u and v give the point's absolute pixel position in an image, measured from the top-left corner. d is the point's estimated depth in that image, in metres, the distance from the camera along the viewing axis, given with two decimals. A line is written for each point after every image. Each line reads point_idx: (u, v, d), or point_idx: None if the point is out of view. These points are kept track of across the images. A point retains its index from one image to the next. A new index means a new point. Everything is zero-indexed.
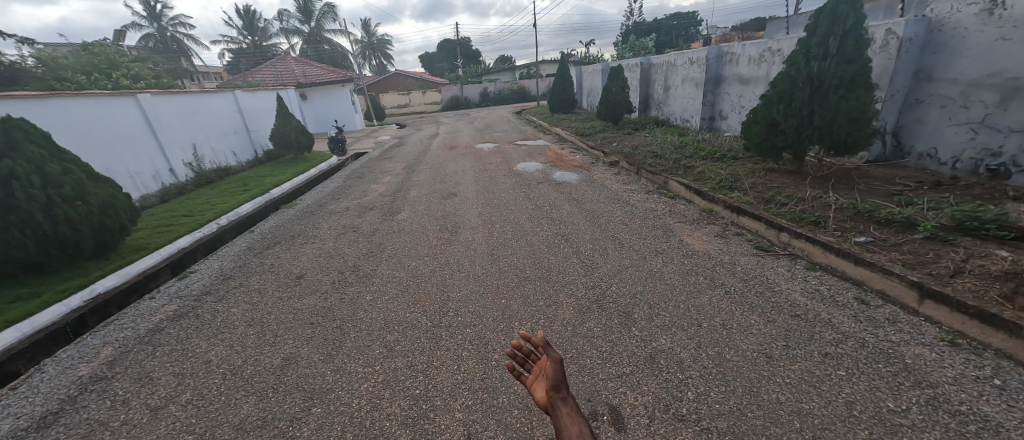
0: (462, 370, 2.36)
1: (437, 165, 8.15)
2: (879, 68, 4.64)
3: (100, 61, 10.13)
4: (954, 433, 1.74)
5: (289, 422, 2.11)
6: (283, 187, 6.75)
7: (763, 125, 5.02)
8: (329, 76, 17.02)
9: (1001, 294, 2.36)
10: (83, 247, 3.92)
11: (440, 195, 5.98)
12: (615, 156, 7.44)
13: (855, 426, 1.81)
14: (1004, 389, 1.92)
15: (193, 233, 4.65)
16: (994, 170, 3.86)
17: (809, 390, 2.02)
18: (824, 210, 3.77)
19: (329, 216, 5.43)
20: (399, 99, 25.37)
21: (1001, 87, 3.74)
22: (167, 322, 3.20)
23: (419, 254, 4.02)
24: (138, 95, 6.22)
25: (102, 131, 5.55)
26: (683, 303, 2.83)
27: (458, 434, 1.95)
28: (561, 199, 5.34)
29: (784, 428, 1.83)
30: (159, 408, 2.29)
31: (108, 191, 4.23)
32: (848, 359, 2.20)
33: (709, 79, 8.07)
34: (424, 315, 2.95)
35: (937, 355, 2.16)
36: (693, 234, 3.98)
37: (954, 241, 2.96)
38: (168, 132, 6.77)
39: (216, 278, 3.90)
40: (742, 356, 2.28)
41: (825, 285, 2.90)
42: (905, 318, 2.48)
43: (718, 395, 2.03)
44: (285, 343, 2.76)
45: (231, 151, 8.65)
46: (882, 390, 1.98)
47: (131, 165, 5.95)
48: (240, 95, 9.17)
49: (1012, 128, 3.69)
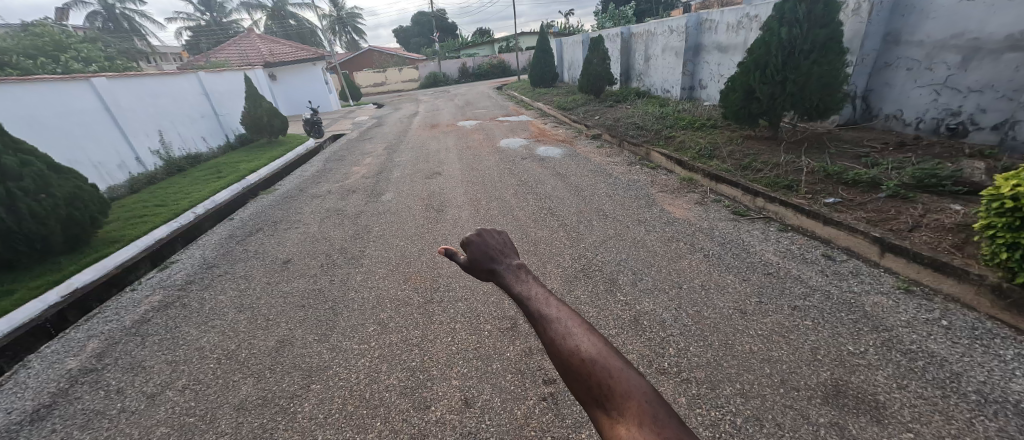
0: (456, 341, 2.45)
1: (419, 145, 8.04)
2: (850, 32, 4.74)
3: (44, 42, 9.47)
4: (904, 369, 1.92)
5: (289, 399, 2.17)
6: (260, 172, 6.61)
7: (740, 93, 5.11)
8: (298, 54, 16.38)
9: (953, 244, 2.55)
10: (53, 241, 3.80)
11: (424, 174, 5.95)
12: (597, 128, 7.50)
13: (818, 368, 1.98)
14: (949, 328, 2.12)
15: (170, 223, 4.55)
16: (953, 129, 4.06)
17: (778, 339, 2.18)
18: (796, 174, 3.94)
19: (311, 200, 5.36)
20: (374, 76, 24.57)
21: (963, 47, 3.89)
22: (153, 312, 3.17)
23: (407, 233, 4.05)
24: (92, 79, 5.88)
25: (58, 120, 5.25)
26: (665, 267, 2.97)
27: (455, 400, 2.04)
28: (545, 173, 5.41)
29: (755, 374, 1.98)
30: (155, 394, 2.31)
31: (72, 184, 4.08)
32: (814, 310, 2.37)
33: (689, 48, 8.10)
34: (415, 292, 3.01)
35: (893, 302, 2.34)
36: (674, 203, 4.10)
37: (914, 198, 3.15)
38: (130, 119, 6.47)
39: (199, 267, 3.85)
40: (719, 313, 2.43)
41: (795, 244, 3.07)
42: (866, 270, 2.67)
43: (697, 350, 2.17)
44: (279, 326, 2.80)
45: (200, 137, 8.32)
46: (844, 336, 2.15)
47: (93, 155, 5.68)
48: (204, 77, 8.80)
49: (971, 88, 3.88)
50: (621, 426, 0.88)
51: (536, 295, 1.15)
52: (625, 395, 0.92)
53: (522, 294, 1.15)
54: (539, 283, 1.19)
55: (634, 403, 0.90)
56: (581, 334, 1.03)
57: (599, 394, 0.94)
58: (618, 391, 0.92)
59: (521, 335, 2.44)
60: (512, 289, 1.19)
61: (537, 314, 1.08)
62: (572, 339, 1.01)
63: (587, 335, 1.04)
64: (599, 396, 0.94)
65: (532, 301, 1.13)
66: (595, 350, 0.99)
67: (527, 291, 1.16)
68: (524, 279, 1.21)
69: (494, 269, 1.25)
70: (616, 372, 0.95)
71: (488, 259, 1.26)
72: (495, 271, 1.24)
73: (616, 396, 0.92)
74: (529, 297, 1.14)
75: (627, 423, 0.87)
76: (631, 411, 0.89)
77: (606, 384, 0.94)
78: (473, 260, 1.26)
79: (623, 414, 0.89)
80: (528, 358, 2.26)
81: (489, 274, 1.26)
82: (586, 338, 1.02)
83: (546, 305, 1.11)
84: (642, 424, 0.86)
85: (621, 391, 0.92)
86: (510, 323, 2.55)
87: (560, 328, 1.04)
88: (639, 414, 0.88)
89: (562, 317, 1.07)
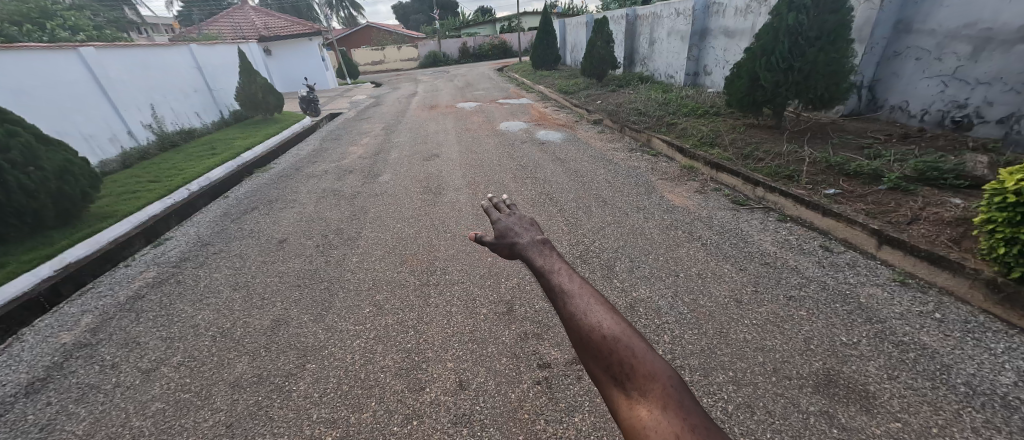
0: (452, 325, 2.45)
1: (417, 126, 7.94)
2: (861, 19, 4.64)
3: (31, 9, 9.17)
4: (896, 360, 1.94)
5: (285, 378, 2.17)
6: (255, 150, 6.51)
7: (745, 80, 5.03)
8: (295, 28, 15.99)
9: (950, 238, 2.55)
10: (44, 215, 3.74)
11: (422, 156, 5.89)
12: (598, 113, 7.41)
13: (811, 358, 2.00)
14: (942, 321, 2.13)
15: (164, 200, 4.49)
16: (958, 122, 4.02)
17: (773, 329, 2.19)
18: (798, 164, 3.91)
19: (307, 180, 5.30)
20: (372, 54, 24.12)
21: (975, 38, 3.83)
22: (147, 288, 3.15)
23: (404, 215, 4.02)
24: (80, 49, 5.73)
25: (45, 90, 5.12)
26: (662, 255, 2.96)
27: (450, 382, 2.05)
28: (544, 158, 5.36)
29: (748, 362, 2.00)
30: (150, 370, 2.31)
31: (61, 157, 4.00)
32: (809, 300, 2.38)
33: (695, 32, 7.95)
34: (411, 274, 3.01)
35: (888, 294, 2.36)
36: (674, 191, 4.08)
37: (914, 191, 3.14)
38: (121, 91, 6.33)
39: (193, 244, 3.82)
40: (714, 301, 2.44)
41: (793, 235, 3.07)
42: (863, 262, 2.68)
43: (691, 337, 2.18)
44: (274, 305, 2.79)
45: (194, 112, 8.18)
46: (838, 327, 2.17)
47: (84, 127, 5.57)
48: (196, 49, 8.60)
49: (979, 80, 3.83)
50: (642, 407, 0.85)
51: (557, 270, 1.13)
52: (647, 377, 0.89)
53: (543, 268, 1.14)
54: (561, 259, 1.18)
55: (658, 386, 0.87)
56: (603, 312, 1.01)
57: (619, 374, 0.91)
58: (642, 372, 0.89)
59: (517, 320, 2.44)
60: (533, 262, 1.17)
61: (559, 288, 1.07)
62: (593, 316, 0.99)
63: (609, 314, 1.01)
64: (619, 375, 0.91)
65: (554, 275, 1.12)
66: (618, 329, 0.97)
67: (548, 265, 1.16)
68: (546, 254, 1.20)
69: (516, 242, 1.24)
70: (639, 354, 0.93)
71: (511, 231, 1.26)
72: (517, 243, 1.24)
73: (639, 377, 0.89)
74: (550, 271, 1.13)
75: (649, 405, 0.84)
76: (654, 394, 0.86)
77: (628, 364, 0.91)
78: (497, 234, 1.26)
79: (645, 395, 0.86)
80: (523, 342, 2.26)
81: (510, 246, 1.25)
82: (608, 317, 1.00)
83: (567, 280, 1.09)
84: (666, 407, 0.83)
85: (644, 373, 0.89)
86: (506, 307, 2.55)
87: (582, 304, 1.02)
88: (662, 396, 0.85)
89: (584, 293, 1.05)
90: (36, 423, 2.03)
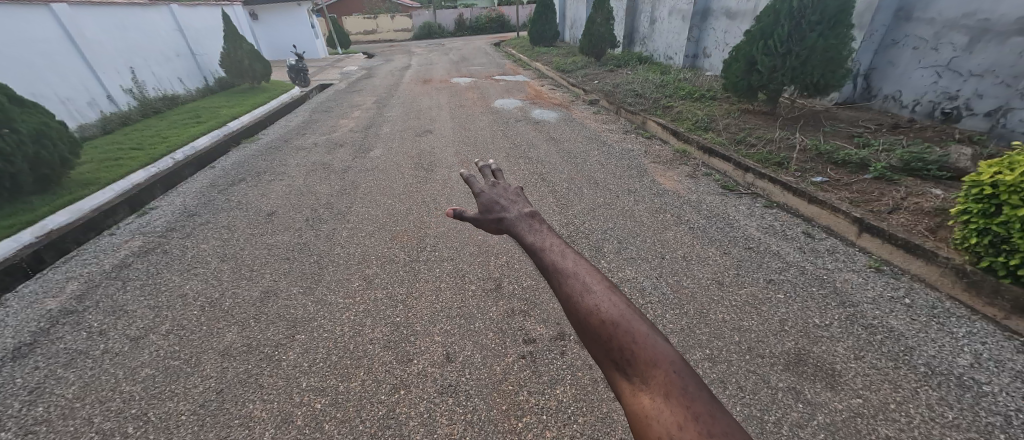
0: (441, 300, 2.49)
1: (410, 100, 7.81)
2: (863, 5, 4.60)
3: None
4: (863, 342, 2.03)
5: (274, 347, 2.21)
6: (242, 120, 6.37)
7: (742, 64, 5.00)
8: None
9: (927, 227, 2.63)
10: (22, 180, 3.67)
11: (415, 131, 5.81)
12: (595, 93, 7.34)
13: (784, 338, 2.08)
14: (910, 306, 2.23)
15: (149, 168, 4.42)
16: (948, 113, 4.07)
17: (750, 310, 2.27)
18: (788, 151, 3.95)
19: (297, 152, 5.23)
20: (366, 23, 23.40)
21: (973, 29, 3.84)
22: (133, 257, 3.14)
23: (395, 191, 4.00)
24: (51, 5, 5.47)
25: (15, 47, 4.91)
26: (650, 238, 3.01)
27: (437, 355, 2.10)
28: (539, 137, 5.33)
29: (725, 341, 2.07)
30: (139, 337, 2.34)
31: (37, 120, 3.88)
32: (788, 283, 2.46)
33: (697, 12, 7.81)
34: (401, 250, 3.03)
35: (863, 279, 2.44)
36: (665, 174, 4.10)
37: (898, 181, 3.20)
38: (96, 51, 6.09)
39: (180, 214, 3.78)
40: (697, 283, 2.51)
41: (778, 221, 3.14)
42: (842, 248, 2.76)
43: (673, 316, 2.25)
44: (263, 277, 2.80)
45: (177, 78, 7.93)
46: (812, 309, 2.25)
47: (60, 90, 5.38)
48: (177, 10, 8.27)
49: (972, 72, 3.86)
50: (645, 395, 0.81)
51: (550, 246, 1.10)
52: (649, 364, 0.84)
53: (534, 245, 1.11)
54: (551, 232, 1.15)
55: (660, 372, 0.82)
56: (601, 292, 0.96)
57: (619, 359, 0.87)
58: (643, 358, 0.85)
59: (505, 296, 2.49)
60: (523, 239, 1.14)
61: (553, 268, 1.03)
62: (590, 296, 0.95)
63: (608, 294, 0.96)
64: (619, 361, 0.87)
65: (545, 252, 1.08)
66: (616, 312, 0.92)
67: (538, 241, 1.12)
68: (536, 229, 1.16)
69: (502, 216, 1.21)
70: (640, 337, 0.88)
71: (496, 206, 1.23)
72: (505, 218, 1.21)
73: (640, 363, 0.84)
74: (543, 248, 1.09)
75: (652, 393, 0.81)
76: (656, 381, 0.82)
77: (629, 350, 0.86)
78: (482, 208, 1.23)
79: (647, 383, 0.82)
80: (510, 319, 2.31)
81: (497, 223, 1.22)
82: (607, 297, 0.95)
83: (560, 258, 1.05)
84: (669, 395, 0.79)
85: (646, 359, 0.85)
86: (495, 283, 2.60)
87: (579, 284, 0.97)
88: (665, 383, 0.81)
89: (579, 272, 1.01)
90: (24, 386, 2.05)
